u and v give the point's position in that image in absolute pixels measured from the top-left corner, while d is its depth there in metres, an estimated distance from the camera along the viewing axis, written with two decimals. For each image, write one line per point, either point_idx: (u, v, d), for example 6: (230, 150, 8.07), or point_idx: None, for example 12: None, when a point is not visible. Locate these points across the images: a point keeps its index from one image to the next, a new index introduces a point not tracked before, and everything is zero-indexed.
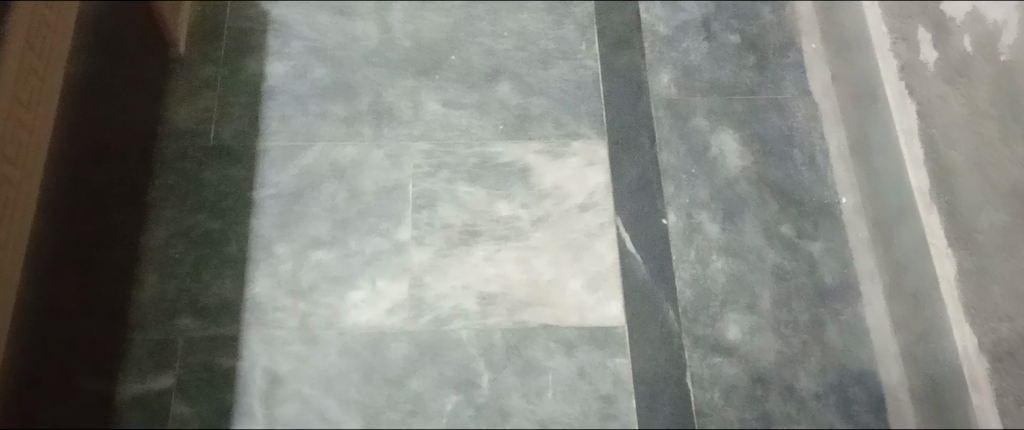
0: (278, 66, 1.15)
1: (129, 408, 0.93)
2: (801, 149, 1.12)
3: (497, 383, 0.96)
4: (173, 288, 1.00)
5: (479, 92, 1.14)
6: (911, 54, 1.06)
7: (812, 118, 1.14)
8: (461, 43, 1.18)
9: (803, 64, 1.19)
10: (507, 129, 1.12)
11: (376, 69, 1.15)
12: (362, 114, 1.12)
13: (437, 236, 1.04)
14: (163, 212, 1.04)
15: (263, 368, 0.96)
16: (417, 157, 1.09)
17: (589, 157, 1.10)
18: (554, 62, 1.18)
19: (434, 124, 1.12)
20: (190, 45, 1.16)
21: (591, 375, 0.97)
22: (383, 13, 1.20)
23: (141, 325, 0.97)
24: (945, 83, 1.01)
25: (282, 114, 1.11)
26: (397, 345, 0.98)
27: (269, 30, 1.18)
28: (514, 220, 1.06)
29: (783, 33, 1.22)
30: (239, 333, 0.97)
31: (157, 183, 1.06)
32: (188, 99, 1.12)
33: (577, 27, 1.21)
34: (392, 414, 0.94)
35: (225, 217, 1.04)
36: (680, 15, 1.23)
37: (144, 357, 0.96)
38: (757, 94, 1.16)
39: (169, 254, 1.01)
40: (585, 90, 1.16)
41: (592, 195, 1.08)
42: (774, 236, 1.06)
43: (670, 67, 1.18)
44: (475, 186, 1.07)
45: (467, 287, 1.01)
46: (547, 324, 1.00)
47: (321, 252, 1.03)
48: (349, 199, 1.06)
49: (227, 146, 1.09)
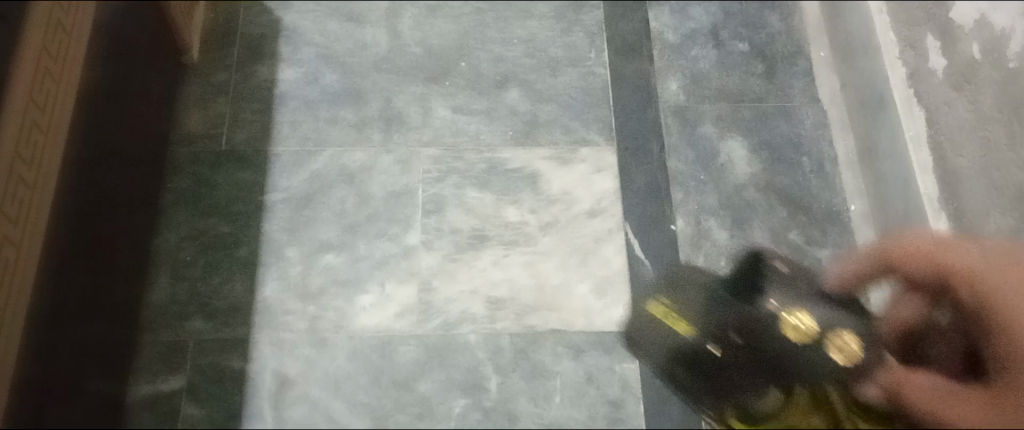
0: (290, 72, 1.16)
1: (140, 408, 0.95)
2: (809, 157, 1.13)
3: (505, 387, 0.96)
4: (184, 290, 1.01)
5: (488, 99, 1.15)
6: (919, 61, 1.04)
7: (820, 125, 1.16)
8: (471, 50, 1.20)
9: (811, 73, 1.20)
10: (516, 135, 1.13)
11: (386, 76, 1.17)
12: (372, 120, 1.13)
13: (445, 240, 1.05)
14: (174, 216, 1.07)
15: (273, 371, 0.96)
16: (426, 162, 1.10)
17: (597, 163, 1.11)
18: (563, 69, 1.19)
19: (443, 129, 1.13)
20: (204, 52, 1.18)
21: (598, 379, 0.97)
22: (394, 20, 1.22)
23: (152, 327, 1.00)
24: (952, 89, 0.98)
25: (292, 119, 1.13)
26: (406, 348, 0.98)
27: (281, 37, 1.19)
28: (523, 225, 1.06)
29: (790, 41, 1.23)
30: (248, 335, 0.98)
31: (170, 188, 1.09)
32: (200, 105, 1.14)
33: (586, 34, 1.22)
34: (400, 417, 0.94)
35: (236, 220, 1.05)
36: (688, 23, 1.24)
37: (154, 359, 0.98)
38: (765, 101, 1.17)
39: (180, 257, 1.04)
40: (594, 98, 1.17)
41: (600, 201, 1.08)
42: (782, 243, 1.06)
43: (678, 74, 1.19)
44: (484, 191, 1.08)
45: (475, 291, 1.02)
46: (555, 329, 1.00)
47: (331, 256, 1.03)
48: (358, 204, 1.07)
49: (238, 151, 1.10)
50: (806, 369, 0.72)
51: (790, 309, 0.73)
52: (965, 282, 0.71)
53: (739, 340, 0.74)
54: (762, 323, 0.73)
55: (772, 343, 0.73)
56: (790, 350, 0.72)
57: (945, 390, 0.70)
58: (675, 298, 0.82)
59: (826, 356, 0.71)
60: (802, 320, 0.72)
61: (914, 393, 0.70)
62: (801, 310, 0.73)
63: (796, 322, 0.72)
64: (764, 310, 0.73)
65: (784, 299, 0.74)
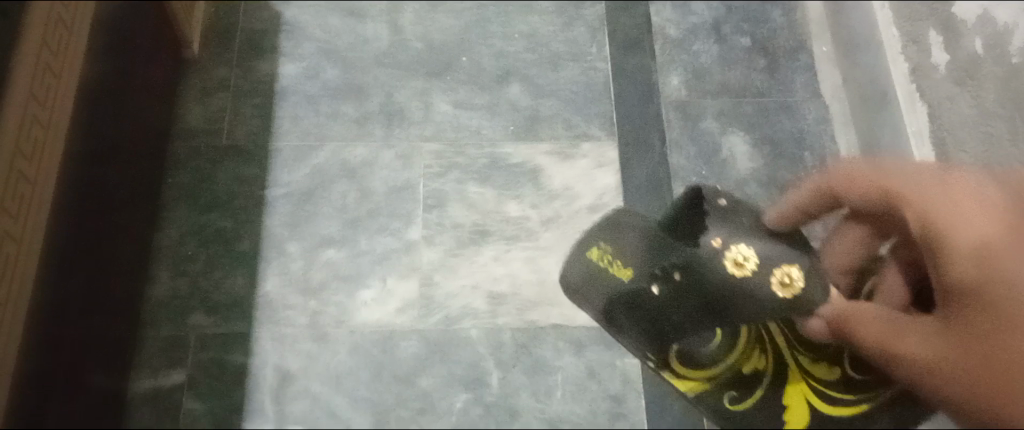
0: (291, 66, 1.16)
1: (141, 403, 0.94)
2: (811, 152, 1.13)
3: (506, 382, 0.96)
4: (186, 285, 1.01)
5: (489, 94, 1.15)
6: (922, 56, 1.05)
7: (823, 120, 1.15)
8: (472, 45, 1.19)
9: (813, 67, 1.19)
10: (517, 130, 1.13)
11: (387, 71, 1.16)
12: (373, 114, 1.13)
13: (446, 235, 1.05)
14: (176, 211, 1.06)
15: (274, 366, 0.96)
16: (427, 157, 1.10)
17: (599, 159, 1.11)
18: (565, 64, 1.18)
19: (444, 125, 1.12)
20: (204, 46, 1.18)
21: (600, 374, 0.97)
22: (395, 15, 1.21)
23: (153, 321, 0.99)
24: (955, 84, 0.99)
25: (294, 114, 1.12)
26: (408, 343, 0.98)
27: (282, 32, 1.19)
28: (524, 220, 1.06)
29: (793, 36, 1.22)
30: (249, 330, 0.98)
31: (170, 183, 1.08)
32: (201, 99, 1.14)
33: (588, 29, 1.22)
34: (401, 412, 0.94)
35: (237, 215, 1.05)
36: (690, 17, 1.23)
37: (156, 353, 0.97)
38: (767, 96, 1.16)
39: (181, 252, 1.03)
40: (596, 93, 1.16)
41: (601, 196, 1.08)
42: None
43: (680, 69, 1.18)
44: (485, 186, 1.08)
45: (476, 286, 1.02)
46: (556, 324, 1.00)
47: (332, 251, 1.03)
48: (359, 199, 1.07)
49: (239, 145, 1.10)
50: (745, 300, 0.92)
51: (728, 249, 0.91)
52: (979, 257, 0.68)
53: (681, 277, 0.94)
54: (711, 263, 0.92)
55: (722, 280, 0.91)
56: (734, 284, 0.91)
57: (891, 330, 0.78)
58: (617, 260, 0.98)
59: (774, 294, 0.90)
60: (740, 256, 0.90)
61: (860, 327, 0.81)
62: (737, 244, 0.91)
63: (739, 258, 0.90)
64: (711, 252, 0.92)
65: (718, 237, 0.93)
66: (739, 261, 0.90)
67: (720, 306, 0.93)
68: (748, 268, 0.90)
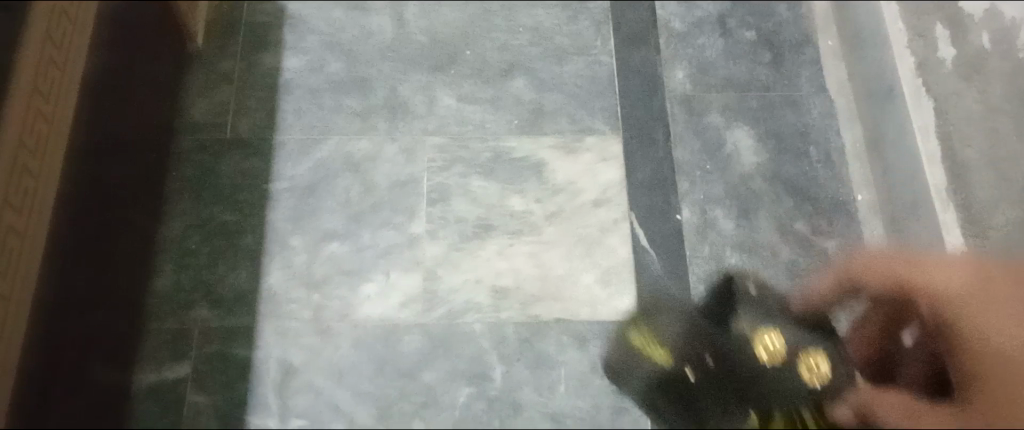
0: (294, 60, 1.16)
1: (144, 397, 0.94)
2: (817, 147, 1.12)
3: (509, 377, 0.96)
4: (189, 279, 1.01)
5: (493, 87, 1.15)
6: (928, 51, 1.04)
7: (828, 115, 1.14)
8: (476, 39, 1.19)
9: (819, 62, 1.19)
10: (521, 124, 1.12)
11: (391, 64, 1.16)
12: (377, 108, 1.12)
13: (450, 230, 1.05)
14: (179, 204, 1.05)
15: (277, 360, 0.96)
16: (431, 151, 1.10)
17: (603, 153, 1.10)
18: (569, 57, 1.18)
19: (448, 119, 1.12)
20: (208, 39, 1.17)
21: (603, 369, 0.97)
22: (399, 8, 1.21)
23: (157, 315, 0.98)
24: (960, 79, 1.00)
25: (297, 107, 1.12)
26: (411, 338, 0.98)
27: (286, 25, 1.19)
28: (528, 215, 1.06)
29: (798, 30, 1.22)
30: (253, 324, 0.98)
31: (174, 175, 1.07)
32: (205, 92, 1.13)
33: (592, 22, 1.21)
34: (404, 406, 0.94)
35: (240, 208, 1.05)
36: (695, 11, 1.23)
37: (160, 347, 0.97)
38: (773, 90, 1.16)
39: (185, 245, 1.02)
40: (600, 86, 1.16)
41: (605, 191, 1.08)
42: (789, 233, 1.06)
43: (685, 63, 1.18)
44: (488, 181, 1.08)
45: (479, 281, 1.02)
46: (559, 319, 1.00)
47: (335, 245, 1.03)
48: (363, 193, 1.07)
49: (243, 139, 1.10)
50: (775, 393, 0.79)
51: (761, 330, 0.84)
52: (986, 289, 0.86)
53: (711, 362, 0.86)
54: (738, 348, 0.85)
55: (749, 365, 0.83)
56: (760, 370, 0.82)
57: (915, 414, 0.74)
58: (653, 327, 0.95)
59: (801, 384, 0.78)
60: (773, 344, 0.82)
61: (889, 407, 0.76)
62: (772, 329, 0.84)
63: (767, 344, 0.82)
64: (742, 337, 0.85)
65: (752, 323, 0.86)
66: (768, 346, 0.82)
67: (748, 394, 0.82)
68: (778, 354, 0.81)
